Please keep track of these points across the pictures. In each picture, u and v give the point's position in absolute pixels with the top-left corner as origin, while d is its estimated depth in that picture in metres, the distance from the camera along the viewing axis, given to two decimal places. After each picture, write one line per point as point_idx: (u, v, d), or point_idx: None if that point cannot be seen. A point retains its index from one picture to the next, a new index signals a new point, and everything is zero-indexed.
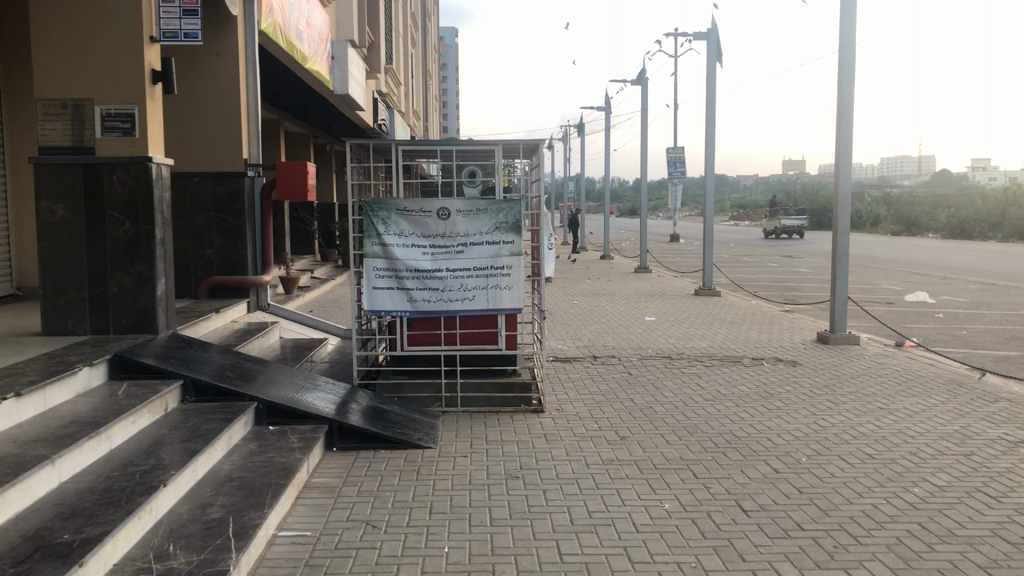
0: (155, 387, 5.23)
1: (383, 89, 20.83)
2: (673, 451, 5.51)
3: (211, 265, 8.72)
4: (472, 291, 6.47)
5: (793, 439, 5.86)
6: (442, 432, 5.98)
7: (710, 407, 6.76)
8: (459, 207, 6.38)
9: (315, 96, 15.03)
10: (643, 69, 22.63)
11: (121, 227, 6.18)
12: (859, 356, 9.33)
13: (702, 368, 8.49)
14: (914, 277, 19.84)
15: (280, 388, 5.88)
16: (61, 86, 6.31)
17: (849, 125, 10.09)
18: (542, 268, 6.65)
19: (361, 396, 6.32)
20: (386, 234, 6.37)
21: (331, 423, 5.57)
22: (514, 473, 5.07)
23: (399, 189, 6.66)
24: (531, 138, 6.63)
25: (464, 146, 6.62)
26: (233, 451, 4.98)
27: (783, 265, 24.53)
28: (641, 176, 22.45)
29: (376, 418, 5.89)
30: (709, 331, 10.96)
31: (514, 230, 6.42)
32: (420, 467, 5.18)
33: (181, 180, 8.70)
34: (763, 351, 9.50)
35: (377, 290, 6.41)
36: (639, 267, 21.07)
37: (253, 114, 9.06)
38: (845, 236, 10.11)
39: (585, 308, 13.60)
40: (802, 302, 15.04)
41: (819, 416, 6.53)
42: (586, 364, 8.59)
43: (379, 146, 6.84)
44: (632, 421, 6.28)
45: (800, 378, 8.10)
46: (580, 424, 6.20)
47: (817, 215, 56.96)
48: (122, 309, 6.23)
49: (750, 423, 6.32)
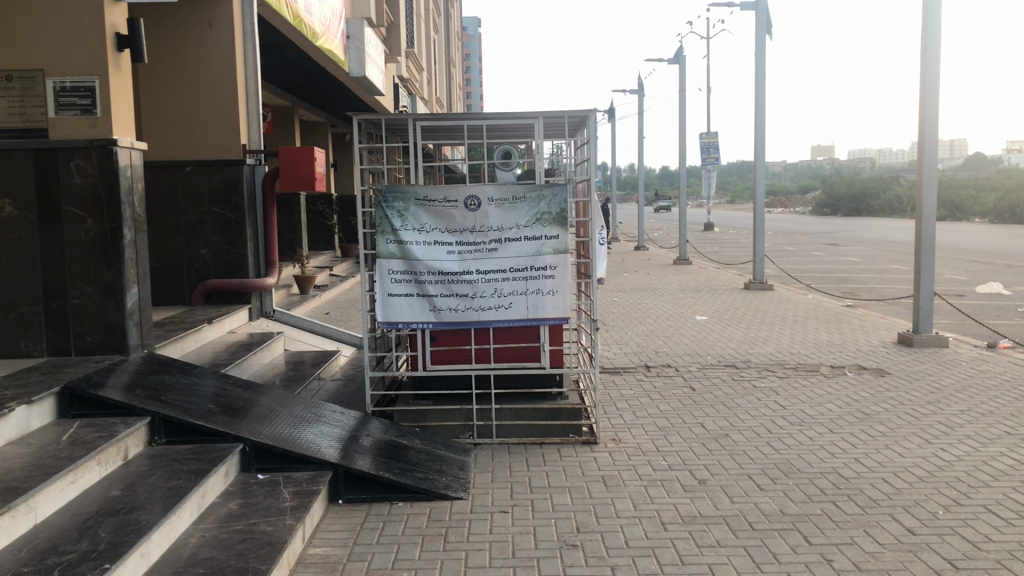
0: (112, 429, 4.12)
1: (405, 74, 19.72)
2: (770, 503, 4.36)
3: (207, 267, 7.70)
4: (508, 297, 5.31)
5: (918, 482, 4.64)
6: (473, 474, 4.82)
7: (800, 435, 5.56)
8: (491, 195, 5.22)
9: (330, 78, 13.95)
10: (679, 47, 21.34)
11: (82, 226, 5.10)
12: (954, 361, 8.08)
13: (776, 380, 7.28)
14: (978, 266, 18.40)
15: (273, 423, 4.73)
16: (6, 52, 5.19)
17: (934, 97, 8.81)
18: (593, 269, 5.45)
19: (375, 429, 5.18)
20: (403, 230, 5.24)
21: (336, 469, 4.42)
22: (571, 538, 3.91)
23: (418, 177, 5.46)
24: (579, 110, 5.38)
25: (495, 121, 5.41)
26: (206, 514, 3.84)
27: (829, 254, 23.17)
28: (679, 162, 21.20)
29: (392, 458, 4.74)
30: (771, 332, 9.75)
31: (559, 222, 5.25)
32: (449, 531, 4.02)
33: (172, 170, 7.64)
34: (840, 357, 8.27)
35: (393, 297, 5.29)
36: (679, 260, 19.84)
37: (252, 94, 7.93)
38: (931, 221, 8.83)
39: (627, 306, 12.40)
40: (865, 296, 13.74)
41: (938, 446, 5.29)
42: (638, 376, 7.42)
43: (393, 123, 5.64)
44: (709, 457, 5.09)
45: (896, 391, 6.87)
46: (646, 461, 5.02)
47: (853, 201, 55.20)
48: (85, 324, 5.14)
49: (855, 457, 5.10)
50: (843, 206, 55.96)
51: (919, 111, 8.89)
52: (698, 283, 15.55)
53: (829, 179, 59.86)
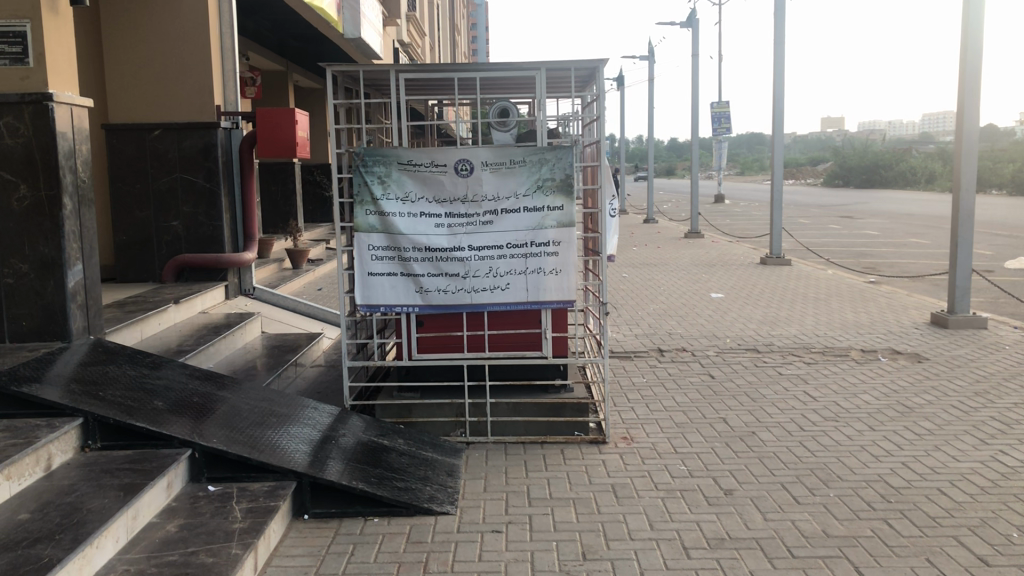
0: (33, 434, 3.48)
1: (406, 38, 18.94)
2: (810, 521, 3.71)
3: (179, 241, 7.05)
4: (505, 276, 4.64)
5: (982, 494, 3.98)
6: (464, 481, 4.18)
7: (837, 433, 4.91)
8: (485, 158, 4.54)
9: (324, 41, 13.21)
10: (692, 11, 20.51)
11: (15, 194, 4.44)
12: (997, 344, 7.38)
13: (802, 366, 6.61)
14: (1002, 239, 17.63)
15: (232, 422, 4.08)
16: None
17: (977, 55, 8.04)
18: (603, 245, 4.77)
19: (352, 427, 4.53)
20: (384, 199, 4.57)
21: (301, 480, 3.78)
22: (575, 569, 3.25)
23: (403, 138, 4.70)
24: (588, 60, 4.65)
25: (491, 73, 4.69)
26: (139, 540, 3.20)
27: (844, 227, 22.39)
28: (690, 131, 20.38)
29: (370, 464, 4.09)
30: (793, 311, 9.08)
31: (563, 190, 4.56)
32: (430, 558, 3.37)
33: (139, 134, 6.96)
34: (871, 339, 7.59)
35: (373, 277, 4.63)
36: (689, 232, 19.10)
37: (228, 51, 7.22)
38: (971, 192, 8.11)
39: (637, 282, 11.73)
40: (887, 271, 13.03)
41: (997, 449, 4.63)
42: (651, 362, 6.76)
43: (374, 76, 4.92)
44: (735, 461, 4.45)
45: (937, 380, 6.20)
46: (662, 466, 4.37)
47: (865, 173, 54.20)
48: (20, 307, 4.50)
49: (903, 461, 4.45)
50: (856, 178, 54.95)
51: (959, 71, 8.13)
52: (711, 257, 14.85)
53: (841, 150, 58.81)
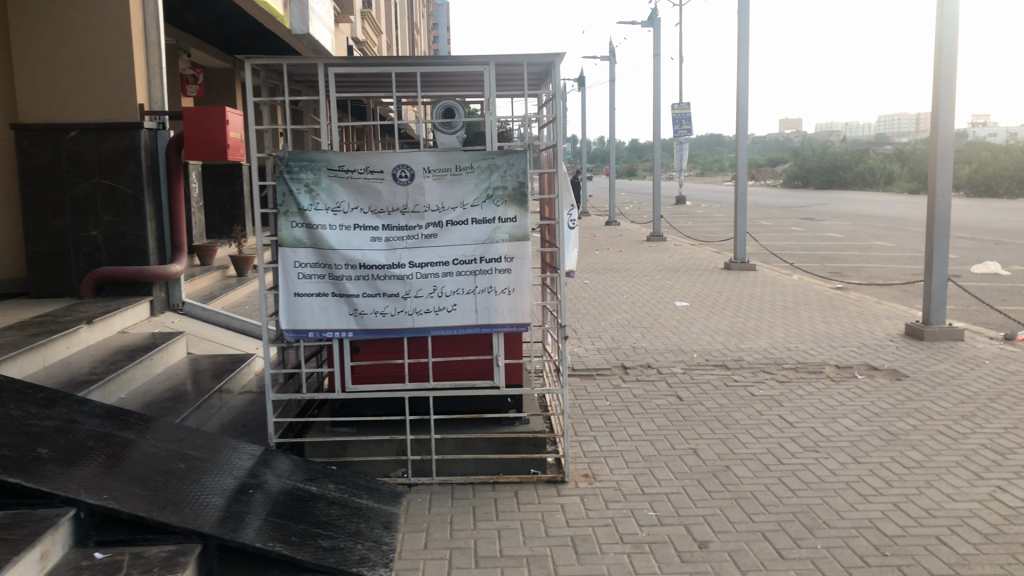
0: None
1: (361, 36, 18.29)
2: None
3: (99, 252, 6.44)
4: (452, 297, 4.11)
5: (986, 544, 3.53)
6: (402, 535, 3.65)
7: (819, 467, 4.45)
8: (427, 164, 4.02)
9: (270, 38, 12.59)
10: (653, 11, 20.13)
11: None
12: (977, 358, 6.99)
13: (775, 385, 6.17)
14: (966, 242, 17.43)
15: (133, 470, 3.50)
16: None
17: (952, 54, 7.66)
18: (561, 261, 4.25)
19: (277, 470, 3.97)
20: (312, 209, 4.02)
21: (209, 542, 3.22)
22: None
23: (335, 141, 4.16)
24: (543, 54, 4.13)
25: (434, 67, 4.15)
26: None
27: (807, 229, 22.15)
28: (653, 132, 20.00)
29: (292, 517, 3.54)
30: (761, 322, 8.65)
31: (517, 199, 4.05)
32: None
33: (53, 135, 6.32)
34: (845, 353, 7.17)
35: (301, 298, 4.08)
36: (651, 235, 18.69)
37: (152, 44, 6.61)
38: (946, 197, 7.73)
39: (600, 290, 11.25)
40: (854, 276, 12.69)
41: (994, 484, 4.20)
42: (615, 382, 6.26)
43: (302, 70, 4.36)
44: (710, 504, 3.97)
45: (919, 399, 5.79)
46: (628, 511, 3.87)
47: (825, 174, 54.41)
48: None
49: (894, 501, 4.00)
50: (815, 179, 55.15)
51: (934, 69, 7.74)
52: (674, 261, 14.44)
53: (800, 150, 59.01)
